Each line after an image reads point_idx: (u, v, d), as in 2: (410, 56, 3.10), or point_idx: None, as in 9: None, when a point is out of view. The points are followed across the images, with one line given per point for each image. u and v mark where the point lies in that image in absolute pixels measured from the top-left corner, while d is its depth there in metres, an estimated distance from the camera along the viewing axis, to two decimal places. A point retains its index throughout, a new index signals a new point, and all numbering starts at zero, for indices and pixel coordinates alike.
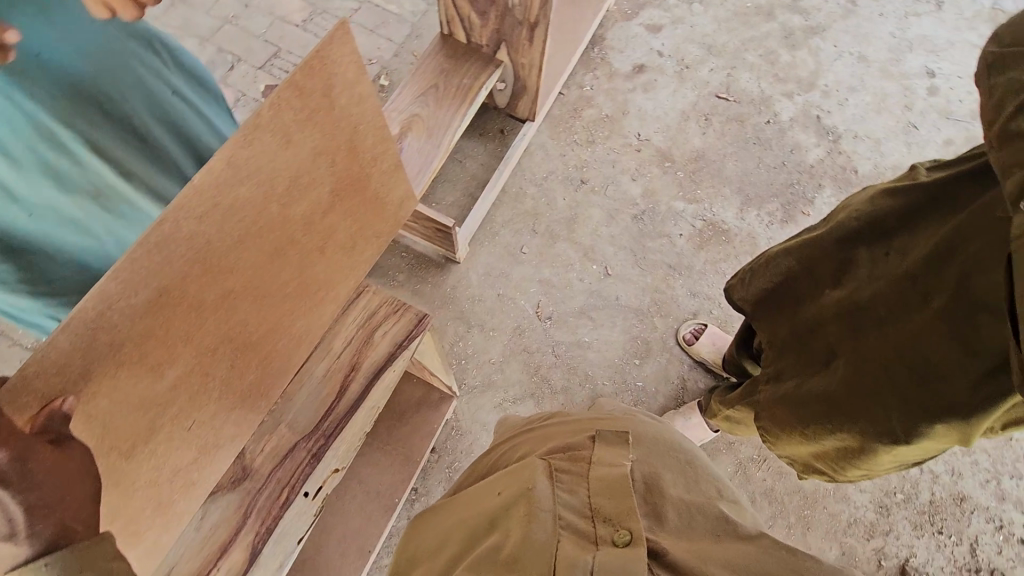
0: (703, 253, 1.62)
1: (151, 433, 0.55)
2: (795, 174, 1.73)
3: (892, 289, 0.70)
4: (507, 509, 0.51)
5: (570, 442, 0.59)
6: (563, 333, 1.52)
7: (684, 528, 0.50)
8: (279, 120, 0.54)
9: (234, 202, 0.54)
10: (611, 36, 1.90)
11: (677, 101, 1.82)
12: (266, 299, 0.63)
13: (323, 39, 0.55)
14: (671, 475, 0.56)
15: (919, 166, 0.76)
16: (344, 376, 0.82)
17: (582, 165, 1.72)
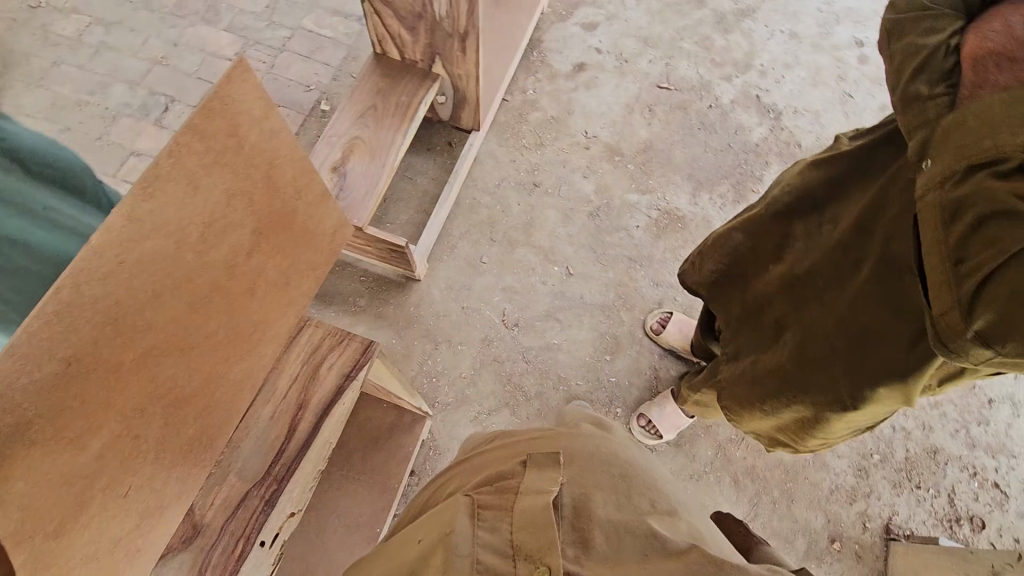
0: (661, 242, 1.64)
1: (81, 507, 0.56)
2: (742, 154, 1.76)
3: (829, 259, 0.71)
4: (427, 559, 0.50)
5: (500, 472, 0.63)
6: (532, 338, 1.52)
7: (611, 553, 0.52)
8: (183, 168, 0.56)
9: (144, 257, 0.56)
10: (549, 38, 1.91)
11: (620, 95, 1.84)
12: (191, 348, 0.65)
13: (220, 82, 0.57)
14: (598, 497, 0.59)
15: (841, 137, 0.77)
16: (293, 415, 0.84)
17: (533, 168, 1.72)
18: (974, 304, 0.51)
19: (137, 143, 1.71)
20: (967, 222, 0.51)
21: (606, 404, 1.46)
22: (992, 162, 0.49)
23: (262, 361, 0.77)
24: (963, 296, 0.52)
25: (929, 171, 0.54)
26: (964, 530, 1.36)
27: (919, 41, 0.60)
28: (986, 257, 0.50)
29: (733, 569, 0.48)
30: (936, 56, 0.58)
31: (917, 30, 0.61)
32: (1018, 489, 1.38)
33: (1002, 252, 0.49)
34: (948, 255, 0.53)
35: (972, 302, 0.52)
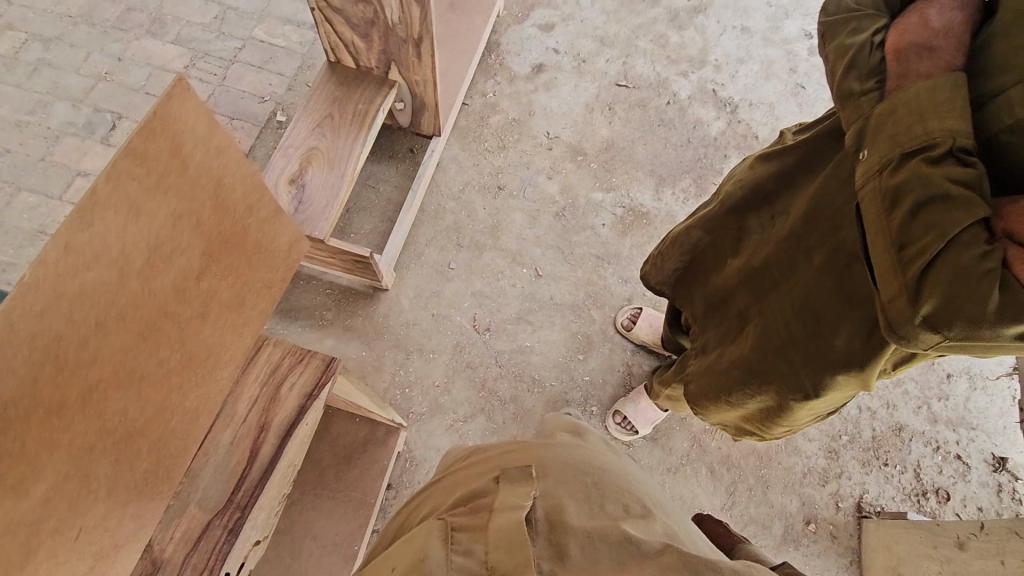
0: (627, 239, 1.65)
1: (28, 556, 0.53)
2: (701, 149, 1.79)
3: (781, 251, 0.73)
4: None
5: (470, 489, 0.62)
6: (504, 342, 1.51)
7: (587, 563, 0.52)
8: (123, 194, 0.53)
9: (86, 289, 0.53)
10: (506, 40, 1.91)
11: (580, 96, 1.84)
12: (141, 379, 0.62)
13: (161, 98, 0.54)
14: (571, 506, 0.59)
15: (786, 132, 0.79)
16: (254, 438, 0.81)
17: (497, 171, 1.71)
18: (920, 288, 0.52)
19: (84, 163, 1.64)
20: (907, 207, 0.52)
21: (581, 404, 1.47)
22: (923, 149, 0.52)
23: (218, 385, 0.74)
24: (910, 281, 0.53)
25: (866, 161, 0.56)
26: (931, 503, 1.41)
27: (847, 41, 0.62)
28: (929, 240, 0.51)
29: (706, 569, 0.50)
30: (863, 52, 0.60)
31: (844, 31, 0.63)
32: (978, 459, 1.44)
33: (945, 234, 0.51)
34: (892, 240, 0.54)
35: (919, 284, 0.52)
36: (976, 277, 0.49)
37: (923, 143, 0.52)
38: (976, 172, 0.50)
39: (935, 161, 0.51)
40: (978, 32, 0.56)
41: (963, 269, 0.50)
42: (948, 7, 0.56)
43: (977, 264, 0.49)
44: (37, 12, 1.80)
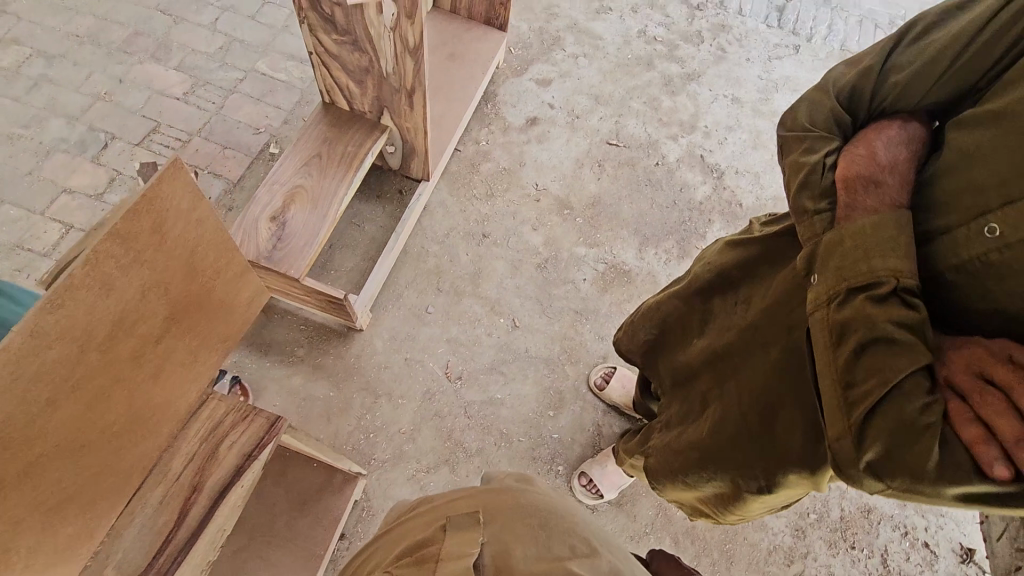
0: (607, 296, 1.65)
1: None
2: (686, 212, 1.81)
3: (738, 342, 0.73)
4: None
5: (423, 535, 0.61)
6: (475, 391, 1.49)
7: None
8: (99, 272, 0.56)
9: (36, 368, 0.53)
10: (503, 92, 1.96)
11: (571, 151, 1.88)
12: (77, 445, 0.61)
13: (153, 182, 0.58)
14: (521, 548, 0.57)
15: (756, 220, 0.81)
16: (186, 498, 0.79)
17: (483, 219, 1.73)
18: (864, 433, 0.55)
19: (70, 180, 1.64)
20: (853, 347, 0.56)
21: (548, 462, 1.44)
22: (869, 288, 0.56)
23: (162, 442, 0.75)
24: (854, 426, 0.55)
25: (817, 287, 0.60)
26: None
27: (801, 159, 0.68)
28: (871, 386, 0.54)
29: None
30: (815, 173, 0.66)
31: (798, 149, 0.69)
32: (946, 548, 1.41)
33: (887, 381, 0.54)
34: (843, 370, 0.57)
35: (862, 430, 0.55)
36: (916, 429, 0.52)
37: (866, 280, 0.56)
38: (918, 315, 0.54)
39: (877, 301, 0.55)
40: (920, 170, 0.63)
41: (905, 420, 0.53)
42: (890, 144, 0.64)
43: (918, 417, 0.52)
44: (45, 29, 1.83)
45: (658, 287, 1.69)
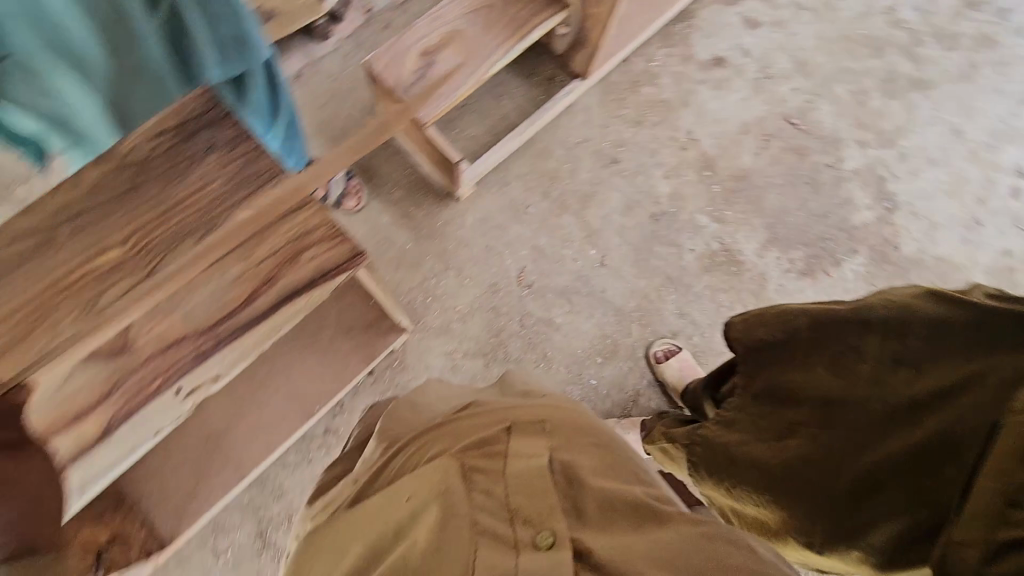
0: (707, 276, 1.53)
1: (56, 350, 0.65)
2: (833, 230, 1.59)
3: (890, 405, 0.66)
4: (416, 516, 0.52)
5: (483, 436, 0.59)
6: (537, 306, 1.47)
7: (602, 520, 0.52)
8: None
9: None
10: (702, 17, 1.73)
11: (743, 112, 1.67)
12: (192, 213, 0.70)
13: None
14: (585, 463, 0.58)
15: (978, 287, 0.68)
16: (257, 285, 0.79)
17: (619, 144, 1.60)
18: (999, 554, 0.52)
19: None
20: None
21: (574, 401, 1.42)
22: None
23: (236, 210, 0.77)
24: (993, 543, 0.53)
25: None
26: None
27: None
28: None
29: (719, 543, 0.51)
30: None
31: None
32: None
33: None
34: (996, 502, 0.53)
35: (997, 552, 0.52)
36: None
37: None
38: None
39: None
40: None
41: None
42: None
43: None
44: None
45: (763, 291, 1.53)
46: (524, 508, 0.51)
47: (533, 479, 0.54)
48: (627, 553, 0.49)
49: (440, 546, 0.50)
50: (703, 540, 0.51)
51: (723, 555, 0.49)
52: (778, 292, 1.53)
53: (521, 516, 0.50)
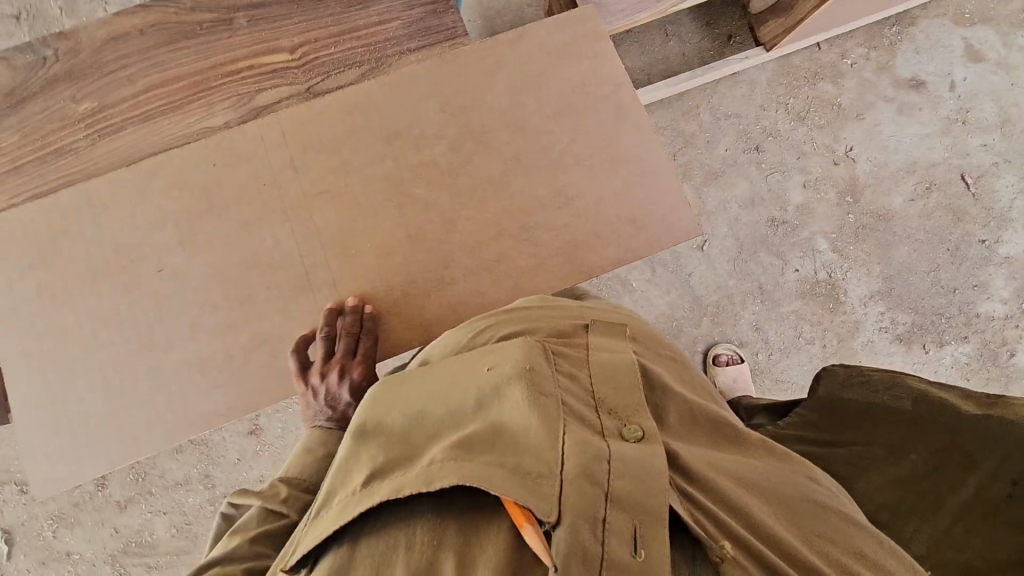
0: (799, 301, 1.45)
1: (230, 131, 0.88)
2: (953, 308, 1.44)
3: (982, 518, 0.70)
4: (504, 385, 0.56)
5: (559, 324, 0.71)
6: (621, 262, 1.44)
7: (685, 431, 0.63)
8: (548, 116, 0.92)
9: (521, 243, 0.89)
10: (920, 29, 1.49)
11: (918, 149, 1.47)
12: (360, 47, 0.90)
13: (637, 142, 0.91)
14: (666, 376, 0.69)
15: None
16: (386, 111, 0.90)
17: (770, 133, 1.46)
18: None
19: None
20: None
21: None
22: None
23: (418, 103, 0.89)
24: None
25: None
26: None
27: None
28: None
29: (803, 477, 0.63)
30: None
31: None
32: None
33: None
34: None
35: None
36: None
37: None
38: None
39: None
40: None
41: None
42: None
43: None
44: None
45: (849, 339, 1.44)
46: (609, 399, 0.59)
47: (615, 372, 0.62)
48: (722, 470, 0.59)
49: (532, 407, 0.54)
50: (788, 472, 0.63)
51: (804, 486, 0.62)
52: (864, 346, 1.44)
53: (605, 405, 0.59)
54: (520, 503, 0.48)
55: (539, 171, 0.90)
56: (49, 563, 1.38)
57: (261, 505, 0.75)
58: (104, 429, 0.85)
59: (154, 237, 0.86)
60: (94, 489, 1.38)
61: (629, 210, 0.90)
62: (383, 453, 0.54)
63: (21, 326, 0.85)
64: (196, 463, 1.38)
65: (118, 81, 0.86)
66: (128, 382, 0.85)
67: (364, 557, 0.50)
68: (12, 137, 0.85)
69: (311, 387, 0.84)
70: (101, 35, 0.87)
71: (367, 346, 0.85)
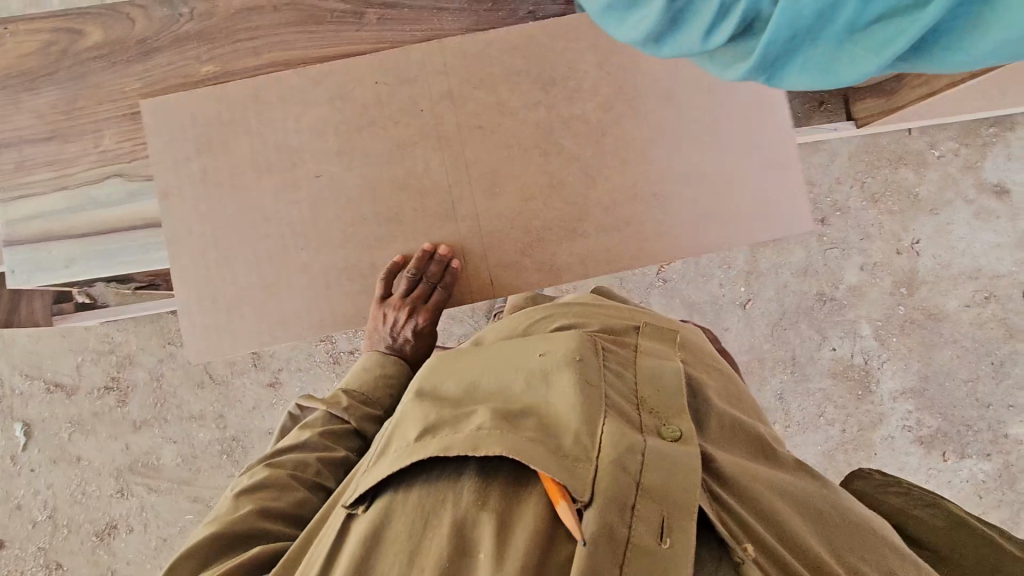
0: (829, 380, 1.43)
1: (357, 84, 0.93)
2: (982, 423, 1.41)
3: None
4: (555, 367, 0.63)
5: (610, 324, 0.77)
6: (661, 300, 1.46)
7: (722, 438, 0.67)
8: (655, 127, 0.95)
9: (655, 213, 0.95)
10: (1018, 136, 1.42)
11: (986, 257, 1.43)
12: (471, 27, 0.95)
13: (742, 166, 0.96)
14: (710, 388, 0.73)
15: None
16: (496, 93, 0.94)
17: (839, 208, 1.44)
18: None
19: None
20: None
21: None
22: None
23: (532, 98, 0.94)
24: None
25: None
26: None
27: None
28: None
29: (837, 493, 0.66)
30: None
31: None
32: None
33: None
34: None
35: None
36: None
37: None
38: None
39: None
40: None
41: None
42: None
43: None
44: None
45: (869, 430, 1.43)
46: (651, 401, 0.63)
47: (662, 376, 0.66)
48: (752, 476, 0.63)
49: (576, 396, 0.59)
50: (820, 490, 0.66)
51: (835, 502, 0.64)
52: (882, 440, 1.43)
53: (647, 405, 0.62)
54: (555, 479, 0.52)
55: (681, 143, 0.95)
56: (59, 463, 1.44)
57: (326, 408, 0.82)
58: (255, 311, 0.94)
59: (317, 143, 0.94)
60: (114, 404, 1.44)
61: (755, 195, 0.96)
62: (434, 413, 0.59)
63: (118, 244, 0.93)
64: (213, 401, 1.43)
65: (244, 51, 0.93)
66: (284, 273, 0.94)
67: (413, 502, 0.54)
68: (137, 83, 0.93)
69: (384, 315, 0.92)
70: (235, 4, 0.93)
71: (441, 298, 0.92)
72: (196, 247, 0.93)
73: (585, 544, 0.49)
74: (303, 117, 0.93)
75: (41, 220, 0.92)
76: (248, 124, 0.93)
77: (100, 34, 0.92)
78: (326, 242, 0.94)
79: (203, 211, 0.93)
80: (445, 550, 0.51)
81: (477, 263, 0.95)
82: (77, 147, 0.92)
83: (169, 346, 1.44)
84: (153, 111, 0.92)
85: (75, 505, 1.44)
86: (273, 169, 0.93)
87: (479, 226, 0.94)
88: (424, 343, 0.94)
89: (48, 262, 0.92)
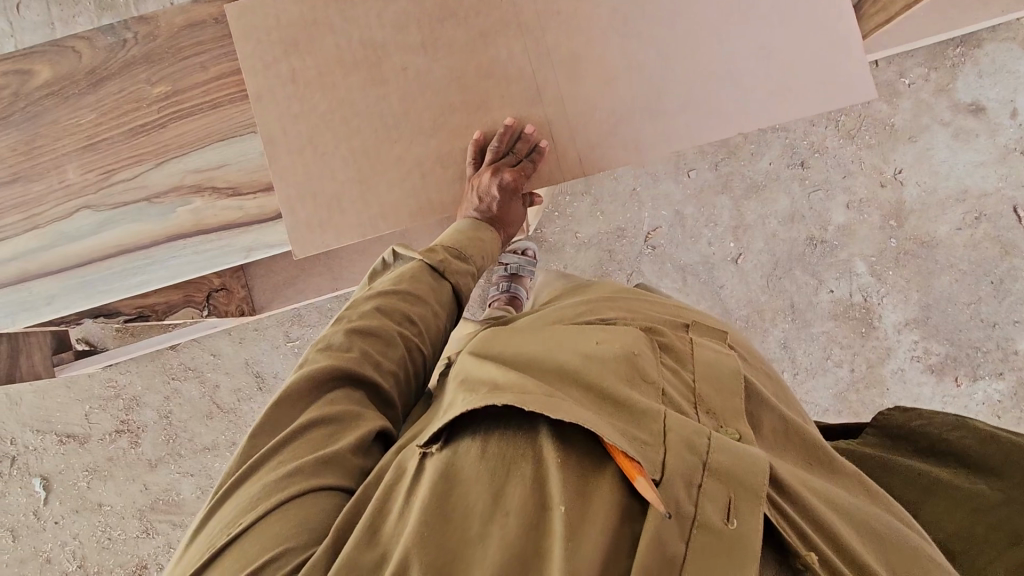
0: (831, 322, 1.43)
1: (314, 23, 0.91)
2: (991, 343, 1.40)
3: None
4: (613, 356, 0.58)
5: (662, 321, 0.71)
6: (654, 266, 1.46)
7: (778, 443, 0.62)
8: (634, 42, 0.91)
9: (721, 99, 0.92)
10: (986, 53, 1.41)
11: (972, 177, 1.42)
12: None
13: (730, 78, 0.91)
14: (764, 387, 0.67)
15: None
16: (466, 26, 0.91)
17: (817, 149, 1.43)
18: None
19: None
20: None
21: None
22: None
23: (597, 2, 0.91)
24: None
25: None
26: None
27: None
28: None
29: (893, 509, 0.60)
30: None
31: None
32: None
33: None
34: None
35: None
36: None
37: None
38: None
39: None
40: None
41: None
42: None
43: None
44: None
45: (879, 366, 1.42)
46: (709, 400, 0.59)
47: (721, 376, 0.62)
48: (807, 487, 0.56)
49: (634, 388, 0.55)
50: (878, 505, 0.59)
51: (895, 526, 0.57)
52: (892, 374, 1.42)
53: (706, 406, 0.58)
54: (628, 453, 0.47)
55: (739, 40, 0.91)
56: (82, 511, 1.45)
57: (423, 260, 0.82)
58: (355, 205, 0.93)
59: (389, 60, 0.92)
60: (127, 446, 1.45)
61: (814, 71, 0.91)
62: (502, 372, 0.54)
63: (98, 275, 0.93)
64: (223, 430, 1.44)
65: (192, 67, 0.93)
66: (365, 180, 0.93)
67: (494, 450, 0.50)
68: (92, 114, 0.93)
69: (473, 186, 0.91)
70: (177, 23, 0.94)
71: (529, 166, 0.92)
72: (292, 149, 0.92)
73: (668, 517, 0.46)
74: (385, 13, 0.91)
75: (16, 262, 0.92)
76: (317, 46, 0.91)
77: (49, 72, 0.93)
78: (411, 145, 0.93)
79: (274, 133, 0.92)
80: (529, 496, 0.47)
81: (565, 144, 0.93)
82: (42, 188, 0.93)
83: (173, 381, 1.44)
84: (236, 22, 0.90)
85: (103, 551, 1.45)
86: (355, 70, 0.92)
87: (557, 138, 0.93)
88: (517, 204, 0.94)
89: (27, 303, 0.92)
